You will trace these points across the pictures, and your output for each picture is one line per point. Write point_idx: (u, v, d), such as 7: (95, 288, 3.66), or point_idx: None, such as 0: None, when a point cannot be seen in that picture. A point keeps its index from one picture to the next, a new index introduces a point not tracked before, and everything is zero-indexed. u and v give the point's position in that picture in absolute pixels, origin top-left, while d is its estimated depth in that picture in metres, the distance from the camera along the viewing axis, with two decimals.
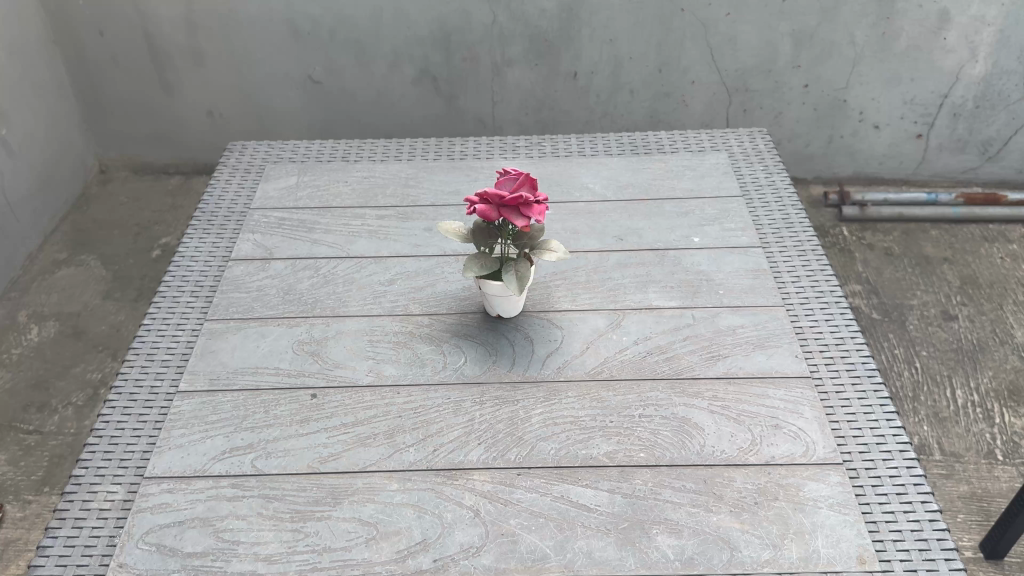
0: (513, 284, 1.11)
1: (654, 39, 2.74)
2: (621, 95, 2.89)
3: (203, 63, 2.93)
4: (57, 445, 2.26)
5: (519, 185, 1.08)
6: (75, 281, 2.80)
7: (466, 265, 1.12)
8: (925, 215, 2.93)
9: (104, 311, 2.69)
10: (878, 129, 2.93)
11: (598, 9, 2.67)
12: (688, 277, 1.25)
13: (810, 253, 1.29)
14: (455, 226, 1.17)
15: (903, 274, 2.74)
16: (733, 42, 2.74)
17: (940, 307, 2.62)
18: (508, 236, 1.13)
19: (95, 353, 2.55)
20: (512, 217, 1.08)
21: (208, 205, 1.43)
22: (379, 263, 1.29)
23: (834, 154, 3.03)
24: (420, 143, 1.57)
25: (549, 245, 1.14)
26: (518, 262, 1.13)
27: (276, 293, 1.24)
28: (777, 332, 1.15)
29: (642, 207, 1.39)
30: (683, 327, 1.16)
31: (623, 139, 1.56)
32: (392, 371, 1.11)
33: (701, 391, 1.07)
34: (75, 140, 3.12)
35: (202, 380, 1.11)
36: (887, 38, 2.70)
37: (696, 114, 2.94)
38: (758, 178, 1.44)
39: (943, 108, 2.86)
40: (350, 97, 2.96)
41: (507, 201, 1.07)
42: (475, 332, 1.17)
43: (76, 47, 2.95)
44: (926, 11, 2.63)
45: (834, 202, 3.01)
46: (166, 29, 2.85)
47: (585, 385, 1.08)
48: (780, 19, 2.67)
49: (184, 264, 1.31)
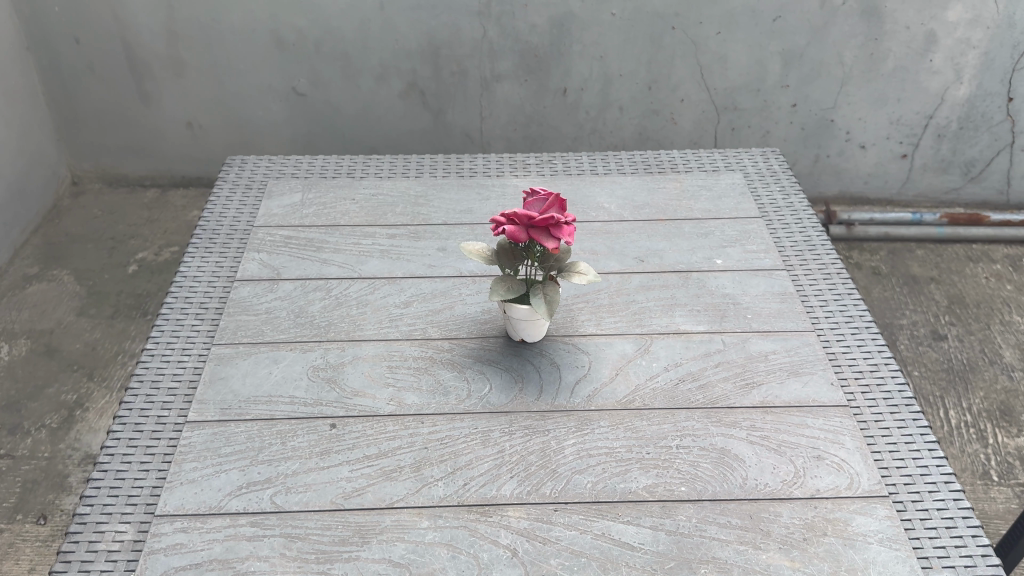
0: (541, 308, 1.06)
1: (644, 56, 2.72)
2: (610, 112, 2.87)
3: (183, 74, 2.85)
4: (30, 470, 2.16)
5: (550, 205, 1.04)
6: (48, 297, 2.69)
7: (491, 288, 1.07)
8: (912, 235, 2.95)
9: (79, 329, 2.59)
10: (865, 149, 2.95)
11: (589, 25, 2.65)
12: (714, 301, 1.21)
13: (835, 276, 1.26)
14: (478, 247, 1.12)
15: (892, 294, 2.75)
16: (723, 61, 2.74)
17: (930, 327, 2.62)
18: (535, 258, 1.08)
19: (69, 373, 2.45)
20: (541, 238, 1.03)
21: (209, 222, 1.37)
22: (393, 284, 1.24)
23: (820, 173, 3.04)
24: (427, 160, 1.53)
25: (578, 266, 1.09)
26: (546, 285, 1.08)
27: (287, 315, 1.18)
28: (810, 358, 1.12)
29: (661, 227, 1.35)
30: (714, 353, 1.13)
31: (636, 157, 1.53)
32: (414, 399, 1.06)
33: (738, 420, 1.03)
34: (47, 150, 3.02)
35: (214, 410, 1.05)
36: (875, 59, 2.71)
37: (685, 133, 2.92)
38: (776, 199, 1.42)
39: (928, 129, 2.88)
40: (335, 110, 2.90)
41: (537, 221, 1.03)
42: (498, 358, 1.12)
43: (50, 55, 2.86)
44: (913, 33, 2.65)
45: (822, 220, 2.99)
46: (145, 39, 2.77)
47: (617, 414, 1.04)
48: (770, 38, 2.67)
49: (186, 285, 1.25)
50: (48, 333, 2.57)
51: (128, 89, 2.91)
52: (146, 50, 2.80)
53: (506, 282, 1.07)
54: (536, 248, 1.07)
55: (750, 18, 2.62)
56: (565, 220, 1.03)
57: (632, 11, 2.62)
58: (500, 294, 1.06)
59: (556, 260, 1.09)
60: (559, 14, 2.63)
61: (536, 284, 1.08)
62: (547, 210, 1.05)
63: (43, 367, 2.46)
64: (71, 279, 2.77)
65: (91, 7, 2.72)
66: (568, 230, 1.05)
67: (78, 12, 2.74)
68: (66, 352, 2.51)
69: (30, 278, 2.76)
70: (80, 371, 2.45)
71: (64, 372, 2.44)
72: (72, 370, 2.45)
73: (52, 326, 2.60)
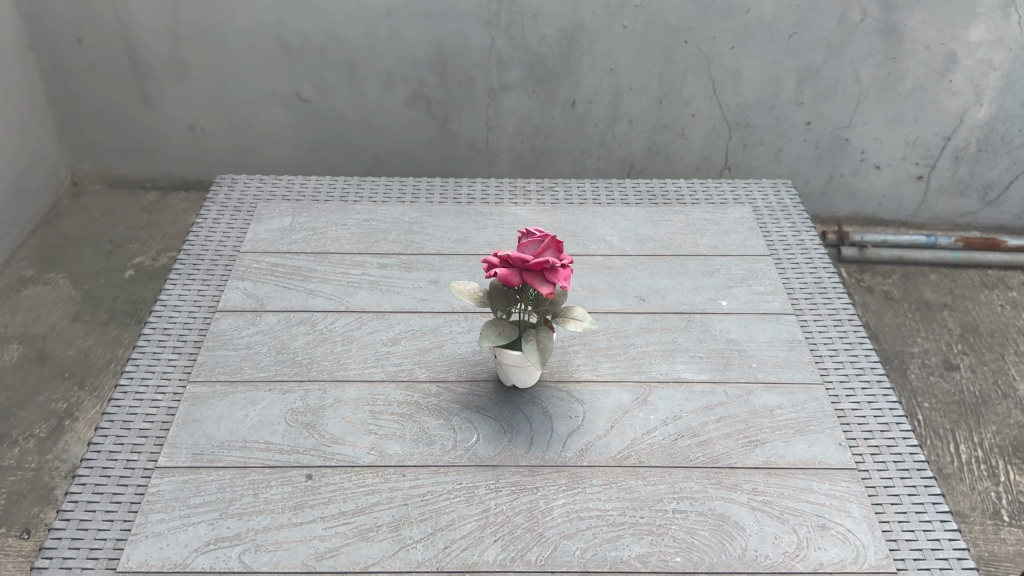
0: (533, 356, 1.00)
1: (656, 70, 2.65)
2: (620, 125, 2.80)
3: (186, 77, 2.80)
4: (15, 481, 2.12)
5: (545, 247, 0.98)
6: (43, 300, 2.65)
7: (481, 333, 1.02)
8: (925, 258, 2.87)
9: (72, 335, 2.55)
10: (881, 170, 2.87)
11: (599, 37, 2.58)
12: (718, 346, 1.15)
13: (846, 324, 1.20)
14: (468, 287, 1.06)
15: (904, 320, 2.68)
16: (737, 76, 2.66)
17: (942, 356, 2.54)
18: (529, 301, 1.02)
19: (61, 380, 2.41)
20: (536, 283, 0.98)
21: (194, 247, 1.32)
22: (381, 319, 1.19)
23: (833, 193, 2.96)
24: (424, 183, 1.47)
25: (573, 312, 1.04)
26: (540, 331, 1.03)
27: (269, 351, 1.13)
28: (817, 415, 1.06)
29: (664, 263, 1.29)
30: (716, 406, 1.07)
31: (641, 186, 1.47)
32: (397, 449, 1.00)
33: (739, 482, 0.97)
34: (47, 151, 2.98)
35: (185, 455, 1.00)
36: (892, 79, 2.64)
37: (697, 148, 2.85)
38: (786, 235, 1.36)
39: (946, 150, 2.80)
40: (340, 117, 2.85)
41: (531, 264, 0.97)
42: (487, 405, 1.06)
43: (52, 55, 2.81)
44: (933, 53, 2.57)
45: (833, 242, 2.92)
46: (148, 40, 2.72)
47: (610, 472, 0.98)
48: (785, 55, 2.59)
49: (166, 314, 1.20)
50: (41, 337, 2.53)
51: (130, 91, 2.86)
52: (148, 52, 2.75)
53: (498, 327, 1.02)
54: (529, 292, 1.02)
55: (766, 34, 2.55)
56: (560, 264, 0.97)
57: (644, 24, 2.55)
58: (489, 341, 1.01)
59: (550, 305, 1.03)
60: (569, 26, 2.56)
61: (529, 330, 1.03)
62: (541, 252, 0.99)
63: (35, 373, 2.42)
64: (67, 282, 2.73)
65: (93, 7, 2.67)
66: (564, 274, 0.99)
67: (81, 13, 2.69)
68: (59, 358, 2.47)
69: (26, 280, 2.72)
70: (72, 378, 2.41)
71: (57, 379, 2.40)
72: (64, 377, 2.41)
73: (45, 331, 2.55)
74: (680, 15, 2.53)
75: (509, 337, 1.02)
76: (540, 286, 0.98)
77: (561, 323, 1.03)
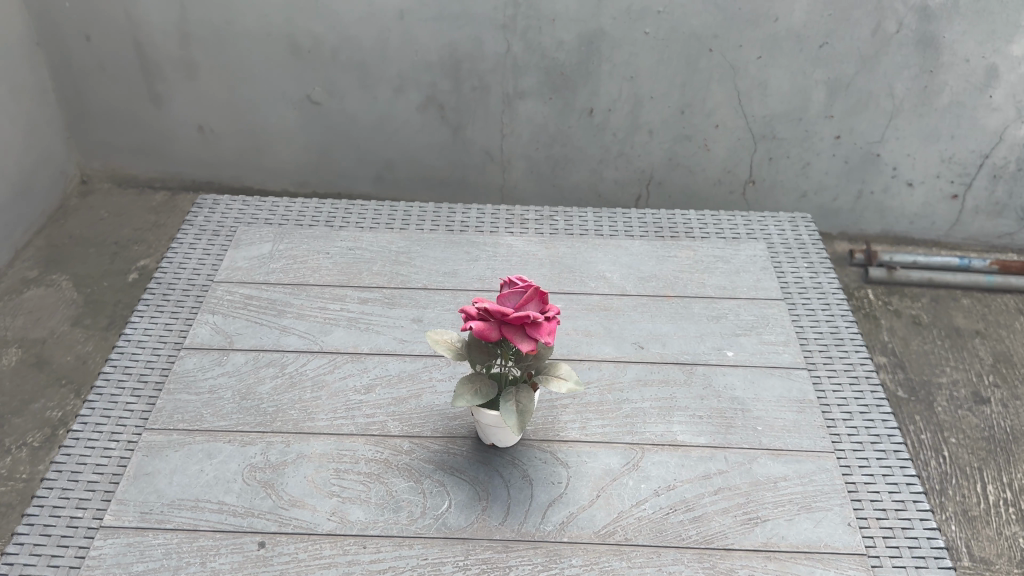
0: (512, 419, 0.91)
1: (679, 79, 2.52)
2: (640, 135, 2.67)
3: (195, 78, 2.68)
4: (4, 493, 2.06)
5: (526, 300, 0.89)
6: (43, 303, 2.59)
7: (455, 391, 0.93)
8: (958, 282, 2.73)
9: (72, 340, 2.49)
10: (913, 187, 2.73)
11: (620, 43, 2.45)
12: (720, 405, 1.05)
13: (863, 382, 1.11)
14: (445, 336, 0.97)
15: (933, 348, 2.54)
16: (764, 87, 2.52)
17: (972, 387, 2.40)
18: (509, 357, 0.93)
19: (57, 388, 2.35)
20: (516, 339, 0.89)
21: (166, 276, 1.25)
22: (356, 361, 1.10)
23: (863, 211, 2.82)
24: (415, 208, 1.38)
25: (557, 369, 0.95)
26: (520, 391, 0.94)
27: (233, 397, 1.05)
28: (825, 489, 0.97)
29: (667, 305, 1.19)
30: (713, 475, 0.97)
31: (647, 217, 1.37)
32: (359, 515, 0.92)
33: (735, 567, 0.88)
34: (55, 149, 2.88)
35: (133, 514, 0.93)
36: (928, 92, 2.50)
37: (720, 161, 2.71)
38: (802, 277, 1.25)
39: (983, 168, 2.66)
40: (351, 121, 2.72)
41: (510, 319, 0.88)
42: (462, 466, 0.98)
43: (58, 53, 2.71)
44: (972, 66, 2.43)
45: (860, 262, 2.79)
46: (157, 39, 2.61)
47: (592, 549, 0.89)
48: (815, 66, 2.46)
49: (129, 352, 1.13)
50: (40, 342, 2.47)
51: (137, 91, 2.76)
52: (156, 52, 2.64)
53: (474, 385, 0.93)
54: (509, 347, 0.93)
55: (795, 44, 2.42)
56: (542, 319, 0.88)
57: (668, 31, 2.42)
58: (465, 401, 0.92)
59: (532, 362, 0.94)
60: (588, 31, 2.43)
61: (509, 388, 0.94)
62: (523, 304, 0.90)
63: (31, 379, 2.36)
64: (70, 284, 2.67)
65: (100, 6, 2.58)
66: (547, 330, 0.90)
67: (87, 10, 2.59)
68: (57, 364, 2.41)
69: (28, 282, 2.66)
70: (68, 386, 2.35)
71: (52, 386, 2.33)
72: (61, 384, 2.35)
73: (45, 335, 2.50)
74: (705, 22, 2.39)
75: (487, 396, 0.93)
76: (520, 342, 0.89)
77: (543, 382, 0.94)
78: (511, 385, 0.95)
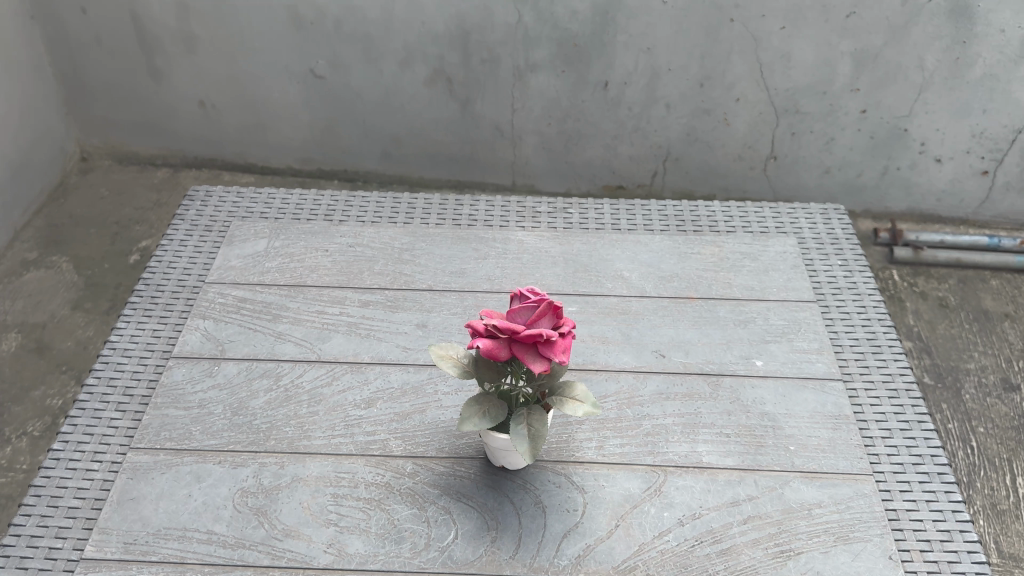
0: (522, 445, 0.83)
1: (697, 50, 2.31)
2: (656, 109, 2.47)
3: (194, 50, 2.49)
4: (8, 485, 1.95)
5: (536, 316, 0.80)
6: (39, 283, 2.43)
7: (461, 415, 0.84)
8: (987, 262, 2.56)
9: (72, 324, 2.33)
10: (937, 164, 2.52)
11: (636, 14, 2.26)
12: (749, 421, 0.98)
13: (903, 395, 1.03)
14: (450, 351, 0.88)
15: (960, 332, 2.39)
16: (786, 58, 2.31)
17: (1000, 373, 2.26)
18: (520, 376, 0.85)
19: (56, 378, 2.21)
20: (527, 359, 0.80)
21: (155, 277, 1.18)
22: (356, 372, 1.02)
23: (887, 188, 2.61)
24: (420, 200, 1.30)
25: (572, 390, 0.86)
26: (531, 414, 0.85)
27: (224, 413, 0.98)
28: (863, 517, 0.89)
29: (689, 308, 1.11)
30: (742, 502, 0.90)
31: (668, 209, 1.28)
32: (358, 547, 0.85)
33: None
34: (53, 125, 2.70)
35: (115, 545, 0.86)
36: (960, 64, 2.28)
37: (740, 136, 2.51)
38: (836, 277, 1.17)
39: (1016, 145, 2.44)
40: (356, 96, 2.54)
41: (521, 337, 0.79)
42: (470, 491, 0.90)
43: (50, 23, 2.52)
44: (1008, 37, 2.21)
45: (886, 240, 2.62)
46: (154, 9, 2.41)
47: None
48: (841, 36, 2.24)
49: (114, 362, 1.06)
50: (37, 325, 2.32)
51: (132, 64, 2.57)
52: (153, 22, 2.45)
53: (482, 408, 0.85)
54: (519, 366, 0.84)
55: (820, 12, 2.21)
56: (554, 339, 0.79)
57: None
58: (472, 425, 0.83)
59: (544, 381, 0.85)
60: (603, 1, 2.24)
61: (519, 410, 0.85)
62: (534, 320, 0.81)
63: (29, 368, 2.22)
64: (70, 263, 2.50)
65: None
66: (561, 347, 0.81)
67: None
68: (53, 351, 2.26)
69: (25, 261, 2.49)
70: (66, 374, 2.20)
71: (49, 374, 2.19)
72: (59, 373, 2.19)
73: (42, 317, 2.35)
74: None
75: (496, 420, 0.84)
76: (532, 363, 0.81)
77: (557, 403, 0.85)
78: (522, 406, 0.86)
